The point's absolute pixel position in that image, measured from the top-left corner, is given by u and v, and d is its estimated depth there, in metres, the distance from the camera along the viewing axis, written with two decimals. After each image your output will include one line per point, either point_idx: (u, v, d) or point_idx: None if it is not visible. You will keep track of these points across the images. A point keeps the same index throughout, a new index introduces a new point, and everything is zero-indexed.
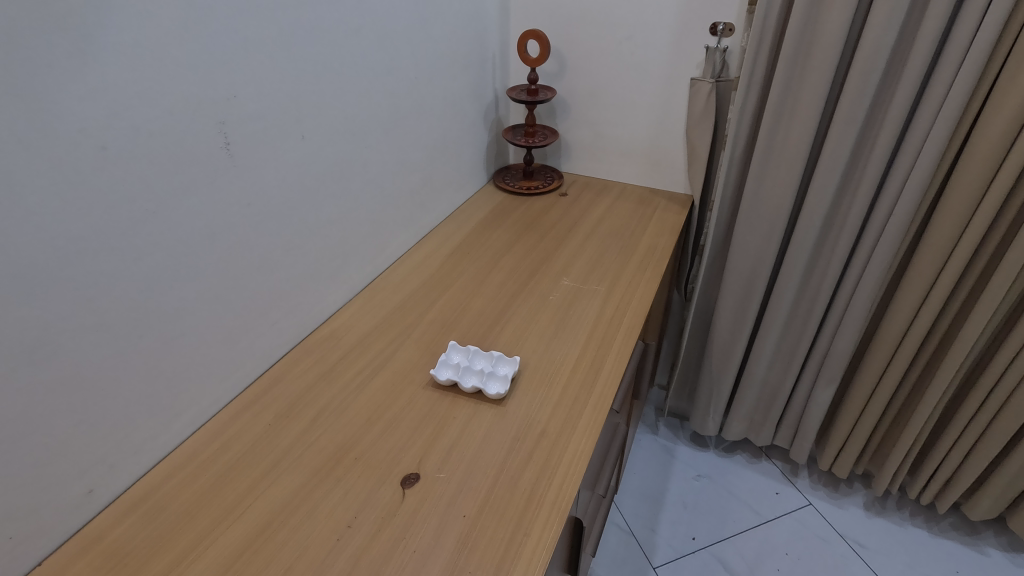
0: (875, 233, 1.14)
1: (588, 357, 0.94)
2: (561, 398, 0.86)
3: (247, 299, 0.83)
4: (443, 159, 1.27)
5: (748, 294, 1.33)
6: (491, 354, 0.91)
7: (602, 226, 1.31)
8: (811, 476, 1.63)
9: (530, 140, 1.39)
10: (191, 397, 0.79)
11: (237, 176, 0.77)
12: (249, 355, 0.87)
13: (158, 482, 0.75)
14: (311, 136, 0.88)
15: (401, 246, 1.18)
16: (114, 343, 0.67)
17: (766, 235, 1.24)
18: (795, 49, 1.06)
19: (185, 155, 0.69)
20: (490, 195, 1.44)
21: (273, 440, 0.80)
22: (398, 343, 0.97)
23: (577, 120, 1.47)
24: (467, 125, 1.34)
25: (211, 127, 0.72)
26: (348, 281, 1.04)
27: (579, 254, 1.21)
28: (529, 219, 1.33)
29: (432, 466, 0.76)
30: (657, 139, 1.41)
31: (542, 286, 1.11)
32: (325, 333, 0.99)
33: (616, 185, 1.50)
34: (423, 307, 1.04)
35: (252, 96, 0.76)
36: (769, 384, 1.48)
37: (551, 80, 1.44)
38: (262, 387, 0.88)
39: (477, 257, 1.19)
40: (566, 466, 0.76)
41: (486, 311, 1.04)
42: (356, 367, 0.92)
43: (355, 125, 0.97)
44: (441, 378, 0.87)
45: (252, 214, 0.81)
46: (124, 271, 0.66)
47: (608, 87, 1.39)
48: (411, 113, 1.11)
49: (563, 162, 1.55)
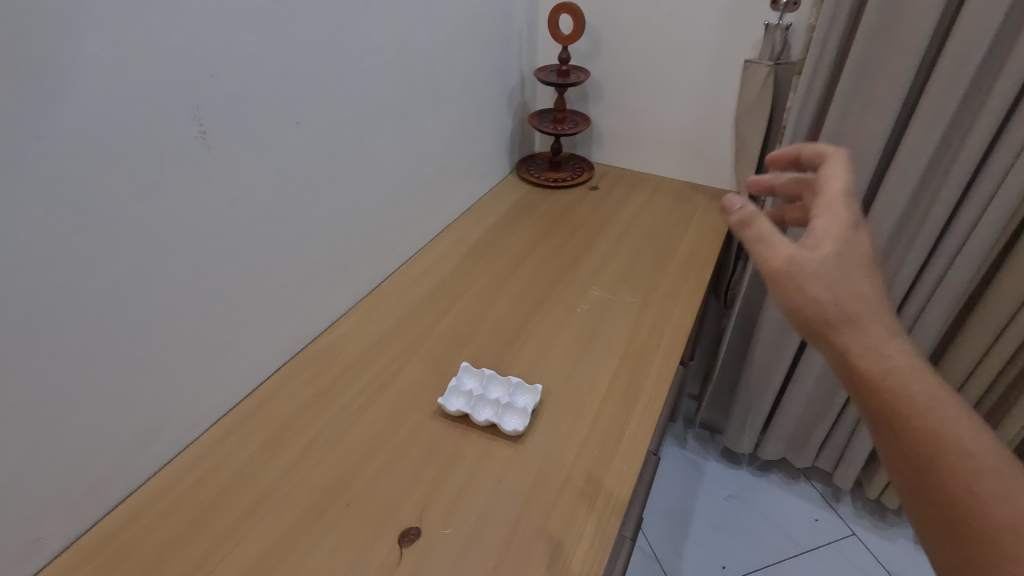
0: (955, 246, 0.99)
1: (621, 383, 0.82)
2: (590, 435, 0.74)
3: (231, 313, 0.72)
4: (462, 146, 1.14)
5: None
6: (508, 381, 0.79)
7: (637, 225, 1.18)
8: (854, 501, 1.50)
9: (558, 127, 1.25)
10: (166, 424, 0.69)
11: (218, 172, 0.65)
12: (236, 372, 0.76)
13: (124, 523, 0.65)
14: (306, 120, 0.76)
15: (412, 244, 1.06)
16: (67, 368, 0.56)
17: None
18: (874, 28, 0.91)
19: (153, 146, 0.58)
20: (513, 187, 1.31)
21: (256, 476, 0.70)
22: (405, 358, 0.85)
23: (610, 107, 1.33)
24: (489, 109, 1.21)
25: (184, 112, 0.60)
26: (352, 284, 0.93)
27: (610, 258, 1.08)
28: (555, 217, 1.20)
29: (437, 519, 0.65)
30: (701, 130, 1.26)
31: (568, 295, 0.98)
32: (324, 344, 0.88)
33: (652, 179, 1.36)
34: (434, 316, 0.93)
35: (236, 76, 0.65)
36: (816, 402, 1.34)
37: (585, 60, 1.29)
38: (250, 407, 0.78)
39: (496, 258, 1.07)
40: (598, 524, 0.64)
41: (504, 323, 0.92)
42: (357, 387, 0.81)
43: (362, 110, 0.85)
44: (450, 410, 0.76)
45: (236, 214, 0.69)
46: (75, 285, 0.55)
47: (647, 69, 1.24)
48: (424, 97, 0.98)
49: (594, 152, 1.41)
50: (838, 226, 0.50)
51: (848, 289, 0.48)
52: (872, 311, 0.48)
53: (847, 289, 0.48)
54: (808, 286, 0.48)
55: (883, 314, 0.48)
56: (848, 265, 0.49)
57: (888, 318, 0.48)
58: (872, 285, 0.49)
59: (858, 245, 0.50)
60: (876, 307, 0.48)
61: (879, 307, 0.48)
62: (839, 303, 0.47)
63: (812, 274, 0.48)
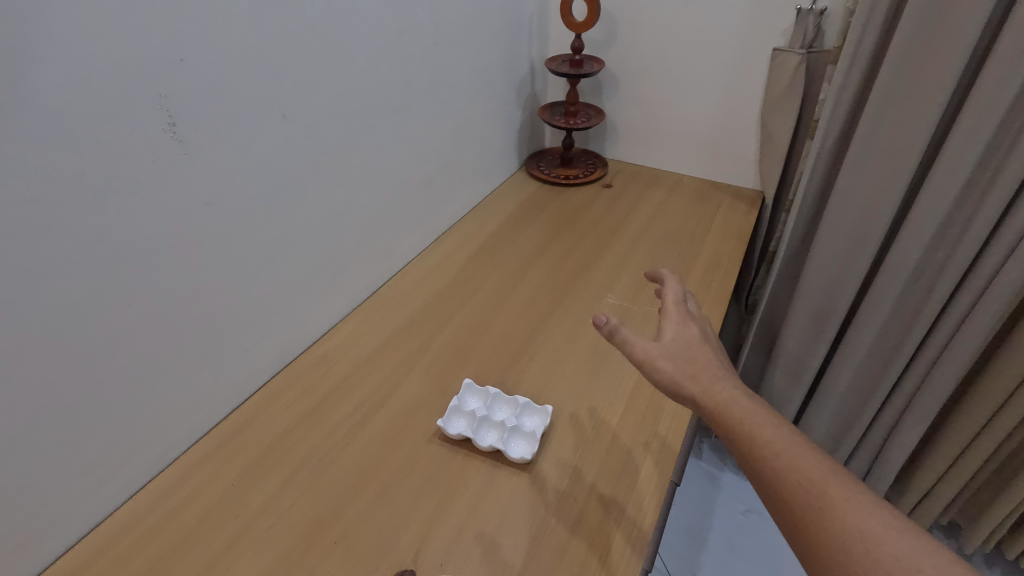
0: (1002, 253, 0.90)
1: (639, 403, 0.74)
2: (605, 464, 0.67)
3: (211, 325, 0.65)
4: (467, 141, 1.07)
5: (825, 316, 1.11)
6: (515, 402, 0.72)
7: (654, 226, 1.10)
8: None
9: (570, 121, 1.17)
10: (136, 447, 0.62)
11: (192, 169, 0.58)
12: (217, 388, 0.70)
13: (88, 558, 0.59)
14: (294, 112, 0.68)
15: (413, 245, 0.99)
16: (14, 391, 0.50)
17: (857, 247, 1.02)
18: (923, 10, 0.82)
19: (110, 139, 0.51)
20: (522, 184, 1.24)
21: (235, 506, 0.63)
22: (403, 372, 0.78)
23: (626, 100, 1.25)
24: (496, 102, 1.13)
25: (151, 103, 0.53)
26: (348, 291, 0.86)
27: (626, 263, 1.00)
28: (566, 217, 1.13)
29: (435, 560, 0.58)
30: (724, 125, 1.18)
31: (581, 303, 0.91)
32: (316, 355, 0.81)
33: (670, 176, 1.27)
34: (435, 325, 0.86)
35: (213, 62, 0.57)
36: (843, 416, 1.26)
37: (599, 50, 1.21)
38: (233, 426, 0.71)
39: (504, 262, 1.00)
40: (613, 568, 0.57)
41: (512, 334, 0.85)
42: (350, 404, 0.74)
43: (357, 102, 0.77)
44: (451, 433, 0.69)
45: (215, 217, 0.62)
46: (21, 298, 0.48)
47: (666, 59, 1.16)
48: (426, 88, 0.91)
49: (607, 147, 1.33)
50: (678, 310, 0.60)
51: (688, 364, 0.55)
52: (711, 365, 0.55)
53: (685, 364, 0.55)
54: (658, 367, 0.55)
55: (726, 375, 0.55)
56: (687, 344, 0.57)
57: (734, 379, 0.55)
58: (712, 356, 0.56)
59: (693, 324, 0.59)
60: (718, 373, 0.55)
61: (718, 360, 0.56)
62: (683, 378, 0.54)
63: (658, 357, 0.56)
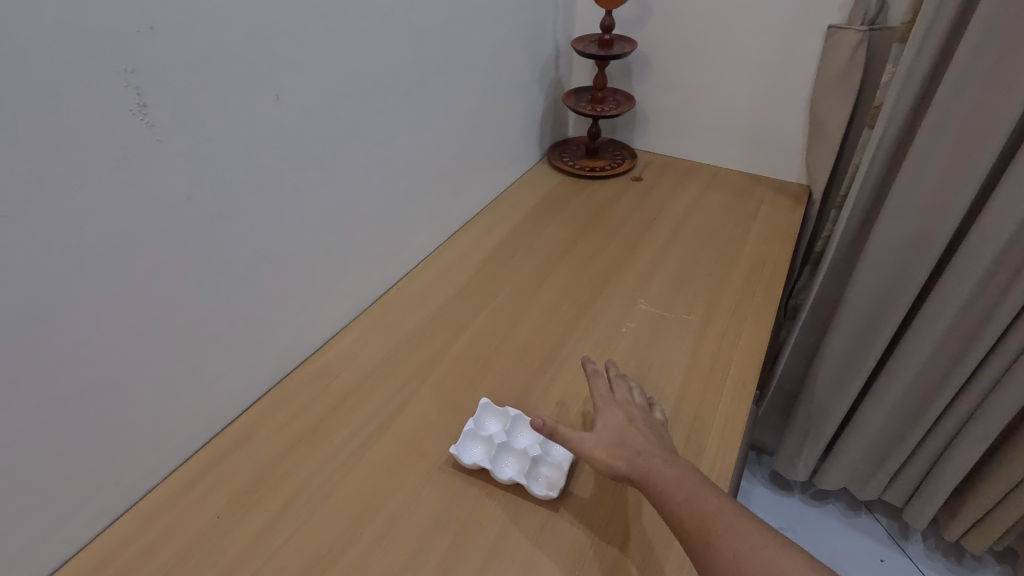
0: None
1: (678, 428, 0.65)
2: (640, 503, 0.58)
3: (195, 337, 0.57)
4: (485, 130, 0.98)
5: (876, 325, 1.00)
6: (539, 426, 0.64)
7: (690, 224, 1.00)
8: (925, 540, 1.31)
9: (597, 108, 1.07)
10: (110, 476, 0.55)
11: (169, 158, 0.50)
12: (204, 407, 0.62)
13: None
14: (288, 94, 0.60)
15: (425, 244, 0.90)
16: None
17: (917, 250, 0.91)
18: None
19: (61, 121, 0.42)
20: (543, 176, 1.14)
21: (220, 544, 0.55)
22: (413, 388, 0.70)
23: (658, 85, 1.14)
24: (517, 86, 1.03)
25: (114, 81, 0.45)
26: (352, 294, 0.78)
27: (659, 265, 0.90)
28: (592, 212, 1.03)
29: None
30: (768, 112, 1.07)
31: (610, 310, 0.82)
32: (315, 367, 0.73)
33: (705, 169, 1.17)
34: (448, 334, 0.78)
35: (190, 31, 0.49)
36: (888, 434, 1.15)
37: (630, 30, 1.11)
38: (222, 447, 0.63)
39: (523, 262, 0.91)
40: None
41: (533, 345, 0.76)
42: (352, 424, 0.66)
43: (363, 83, 0.69)
44: (466, 462, 0.61)
45: (199, 214, 0.54)
46: None
47: (705, 39, 1.05)
48: (440, 70, 0.82)
49: (636, 137, 1.23)
50: (606, 401, 0.62)
51: (623, 447, 0.56)
52: (642, 444, 0.56)
53: (618, 448, 0.56)
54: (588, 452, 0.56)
55: (659, 450, 0.56)
56: (618, 429, 0.58)
57: (666, 452, 0.56)
58: (643, 436, 0.57)
59: (621, 410, 0.61)
60: (652, 451, 0.56)
61: (650, 437, 0.57)
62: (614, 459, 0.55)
63: (594, 447, 0.56)
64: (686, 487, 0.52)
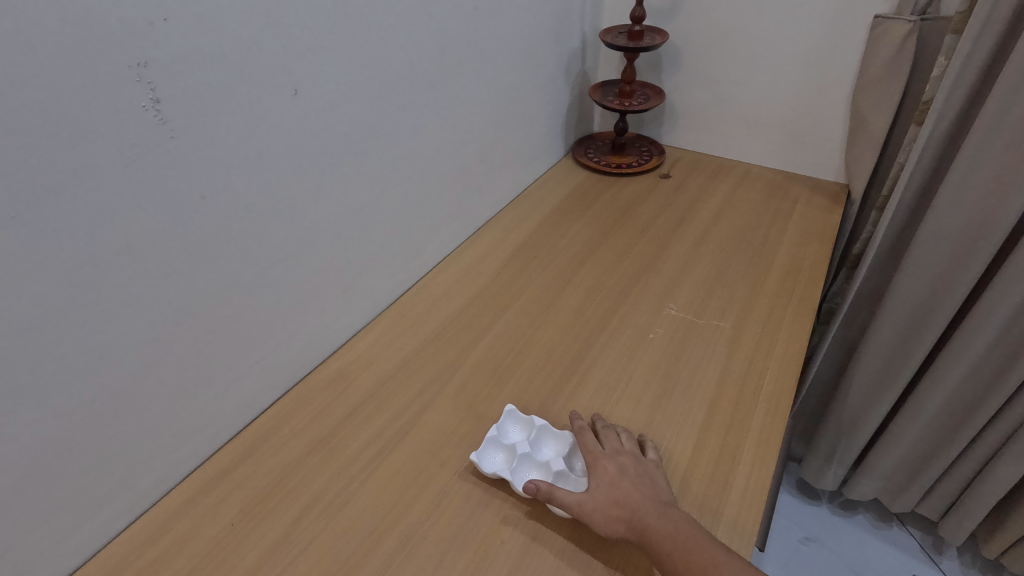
0: None
1: (709, 442, 0.62)
2: None
3: (210, 339, 0.56)
4: (508, 125, 0.94)
5: (917, 331, 0.95)
6: (565, 437, 0.61)
7: (721, 224, 0.96)
8: (961, 556, 1.26)
9: (625, 102, 1.03)
10: (123, 481, 0.53)
11: (183, 156, 0.48)
12: (220, 410, 0.60)
13: None
14: (307, 88, 0.57)
15: (445, 243, 0.88)
16: None
17: (965, 253, 0.85)
18: None
19: (69, 118, 0.40)
20: (567, 173, 1.11)
21: (233, 554, 0.54)
22: (432, 394, 0.68)
23: (689, 78, 1.10)
24: (542, 79, 1.00)
25: (125, 76, 0.43)
26: (370, 295, 0.76)
27: (688, 267, 0.87)
28: (618, 211, 1.00)
29: None
30: (805, 107, 1.02)
31: (637, 314, 0.78)
32: (332, 370, 0.71)
33: (737, 166, 1.13)
34: (469, 337, 0.75)
35: (204, 24, 0.46)
36: (925, 445, 1.10)
37: (661, 20, 1.06)
38: (237, 452, 0.62)
39: (547, 263, 0.88)
40: None
41: (556, 349, 0.73)
42: (369, 430, 0.64)
43: (383, 77, 0.66)
44: (486, 470, 0.58)
45: (213, 214, 0.52)
46: None
47: (740, 30, 1.00)
48: (463, 63, 0.79)
49: (664, 132, 1.19)
50: (597, 454, 0.58)
51: (619, 506, 0.53)
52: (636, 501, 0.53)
53: (613, 505, 0.53)
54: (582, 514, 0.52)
55: (654, 503, 0.52)
56: (609, 486, 0.54)
57: (661, 505, 0.52)
58: (635, 488, 0.54)
59: (611, 462, 0.57)
60: (647, 507, 0.52)
61: (645, 491, 0.54)
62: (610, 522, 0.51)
63: (590, 507, 0.53)
64: (683, 545, 0.49)
